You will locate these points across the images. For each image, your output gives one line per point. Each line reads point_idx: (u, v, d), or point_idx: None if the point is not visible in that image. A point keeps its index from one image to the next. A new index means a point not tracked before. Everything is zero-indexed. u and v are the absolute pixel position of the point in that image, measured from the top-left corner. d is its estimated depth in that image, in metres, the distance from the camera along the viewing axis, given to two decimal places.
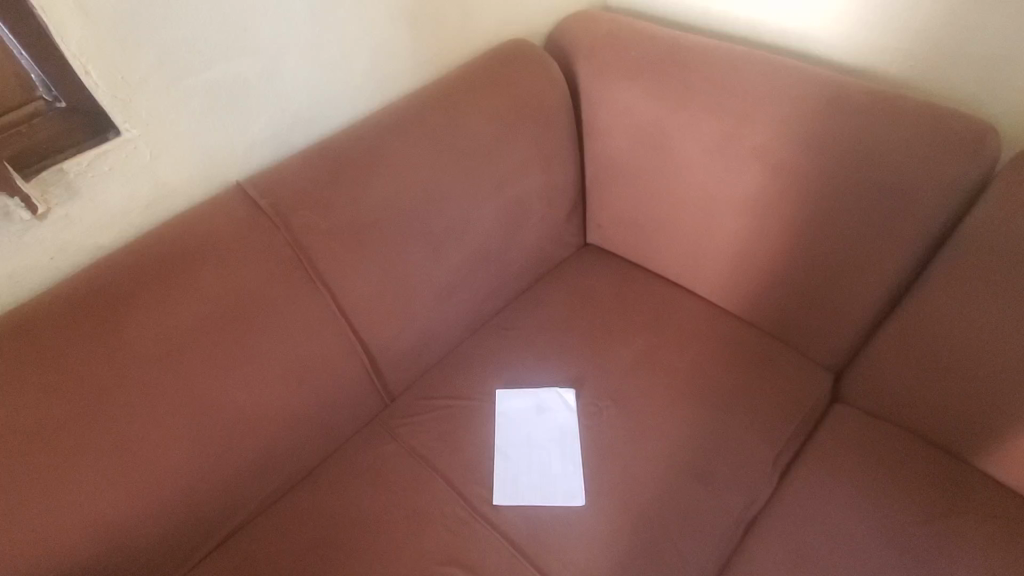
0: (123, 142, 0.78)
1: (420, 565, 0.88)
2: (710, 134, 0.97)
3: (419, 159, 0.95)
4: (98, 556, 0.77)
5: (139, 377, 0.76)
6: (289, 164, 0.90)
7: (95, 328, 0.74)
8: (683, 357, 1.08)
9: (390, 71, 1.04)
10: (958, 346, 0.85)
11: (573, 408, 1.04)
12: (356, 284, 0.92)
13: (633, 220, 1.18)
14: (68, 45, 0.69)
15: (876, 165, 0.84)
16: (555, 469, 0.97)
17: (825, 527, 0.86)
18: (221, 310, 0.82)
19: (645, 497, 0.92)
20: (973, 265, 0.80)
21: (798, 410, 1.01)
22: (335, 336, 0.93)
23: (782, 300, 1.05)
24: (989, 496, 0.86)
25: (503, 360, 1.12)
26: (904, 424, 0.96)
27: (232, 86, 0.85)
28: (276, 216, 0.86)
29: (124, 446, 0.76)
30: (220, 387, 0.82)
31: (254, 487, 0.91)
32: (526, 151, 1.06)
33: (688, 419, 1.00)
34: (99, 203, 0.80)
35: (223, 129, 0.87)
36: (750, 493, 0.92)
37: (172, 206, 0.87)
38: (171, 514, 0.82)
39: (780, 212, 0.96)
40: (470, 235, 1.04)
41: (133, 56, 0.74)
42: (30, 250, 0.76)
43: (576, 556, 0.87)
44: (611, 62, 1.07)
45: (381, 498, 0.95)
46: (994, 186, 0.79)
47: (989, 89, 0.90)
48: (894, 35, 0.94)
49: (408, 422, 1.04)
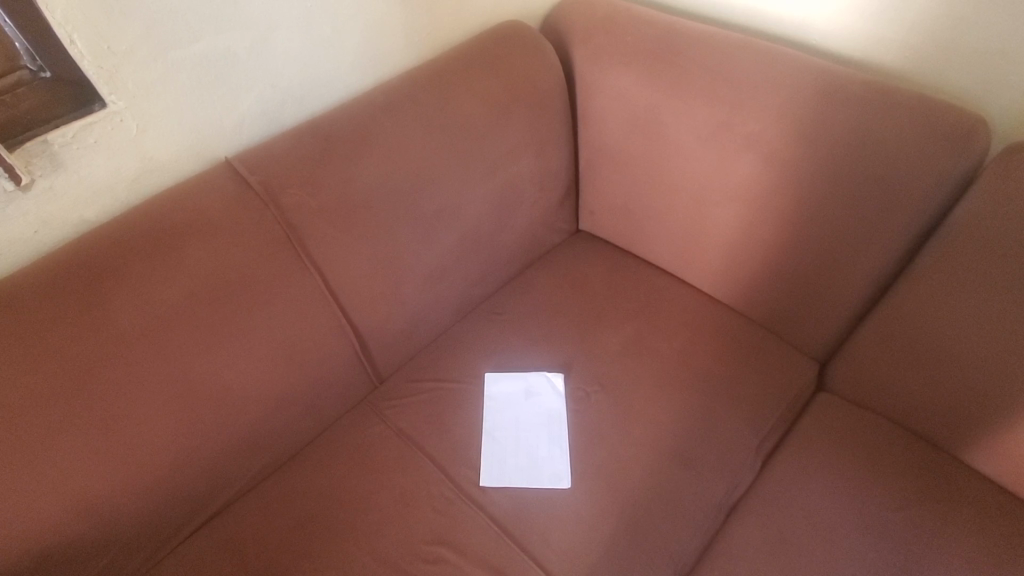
0: (110, 113, 0.77)
1: (405, 544, 0.88)
2: (702, 119, 0.97)
3: (409, 140, 0.95)
4: (84, 530, 0.77)
5: (123, 349, 0.76)
6: (279, 140, 0.90)
7: (77, 301, 0.74)
8: (672, 343, 1.09)
9: (384, 49, 1.03)
10: (944, 337, 0.84)
11: (561, 393, 1.04)
12: (345, 265, 0.92)
13: (626, 206, 1.18)
14: (54, 13, 0.68)
15: (866, 151, 0.84)
16: (543, 452, 0.97)
17: (809, 512, 0.87)
18: (206, 289, 0.81)
19: (632, 482, 0.92)
20: (962, 257, 0.80)
21: (784, 398, 1.01)
22: (324, 316, 0.93)
23: (771, 289, 1.05)
24: (970, 488, 0.87)
25: (493, 344, 1.12)
26: (886, 413, 0.96)
27: (220, 60, 0.84)
28: (264, 192, 0.86)
29: (109, 420, 0.76)
30: (205, 364, 0.82)
31: (239, 465, 0.92)
32: (518, 132, 1.06)
33: (675, 405, 1.00)
34: (84, 176, 0.79)
35: (211, 103, 0.86)
36: (734, 478, 0.93)
37: (161, 180, 0.87)
38: (155, 489, 0.82)
39: (771, 200, 0.95)
40: (462, 217, 1.03)
41: (118, 26, 0.73)
42: (15, 221, 0.76)
43: (560, 538, 0.87)
44: (607, 45, 1.06)
45: (367, 480, 0.95)
46: (984, 177, 0.79)
47: (984, 82, 0.89)
48: (891, 25, 0.93)
49: (395, 403, 1.05)
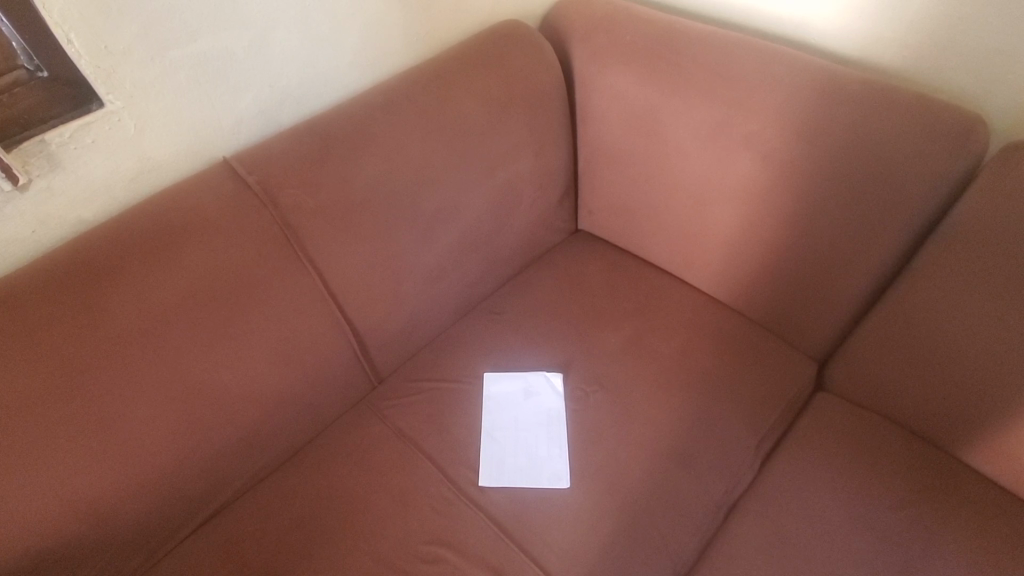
0: (107, 113, 0.77)
1: (404, 544, 0.88)
2: (700, 119, 0.97)
3: (407, 139, 0.94)
4: (82, 530, 0.77)
5: (120, 349, 0.76)
6: (277, 140, 0.90)
7: (74, 302, 0.74)
8: (670, 343, 1.09)
9: (382, 48, 1.03)
10: (943, 337, 0.84)
11: (560, 393, 1.04)
12: (343, 264, 0.92)
13: (625, 205, 1.18)
14: (51, 13, 0.68)
15: (865, 150, 0.84)
16: (541, 452, 0.97)
17: (807, 512, 0.87)
18: (204, 289, 0.81)
19: (631, 481, 0.92)
20: (961, 256, 0.80)
21: (782, 397, 1.01)
22: (322, 316, 0.93)
23: (770, 288, 1.04)
24: (969, 487, 0.87)
25: (491, 344, 1.12)
26: (885, 413, 0.96)
27: (218, 60, 0.84)
28: (262, 192, 0.86)
29: (108, 420, 0.76)
30: (203, 364, 0.82)
31: (238, 465, 0.91)
32: (517, 132, 1.06)
33: (673, 404, 1.00)
34: (82, 176, 0.79)
35: (209, 102, 0.86)
36: (733, 478, 0.93)
37: (159, 180, 0.87)
38: (153, 490, 0.82)
39: (770, 199, 0.95)
40: (460, 216, 1.03)
41: (116, 26, 0.73)
42: (12, 221, 0.75)
43: (559, 538, 0.87)
44: (605, 44, 1.06)
45: (366, 480, 0.95)
46: (982, 176, 0.79)
47: (983, 81, 0.89)
48: (889, 25, 0.93)
49: (394, 403, 1.05)
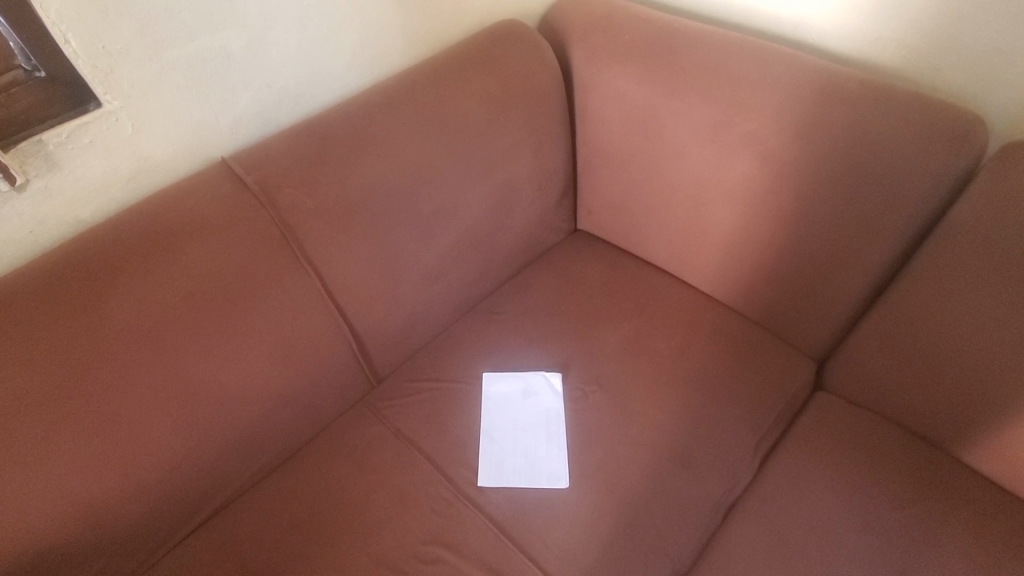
0: (105, 113, 0.77)
1: (403, 544, 0.88)
2: (699, 118, 0.97)
3: (406, 139, 0.94)
4: (80, 531, 0.77)
5: (118, 349, 0.76)
6: (275, 140, 0.90)
7: (72, 302, 0.74)
8: (670, 342, 1.09)
9: (381, 48, 1.03)
10: (942, 337, 0.84)
11: (559, 393, 1.04)
12: (342, 264, 0.92)
13: (624, 205, 1.18)
14: (48, 13, 0.68)
15: (864, 150, 0.84)
16: (540, 452, 0.97)
17: (806, 511, 0.87)
18: (202, 289, 0.81)
19: (630, 481, 0.92)
20: (960, 256, 0.80)
21: (782, 397, 1.01)
22: (321, 316, 0.93)
23: (769, 288, 1.04)
24: (968, 487, 0.87)
25: (490, 343, 1.12)
26: (884, 412, 0.96)
27: (216, 59, 0.84)
28: (261, 192, 0.86)
29: (106, 420, 0.76)
30: (202, 364, 0.82)
31: (236, 465, 0.91)
32: (516, 132, 1.06)
33: (672, 404, 1.00)
34: (80, 176, 0.79)
35: (207, 102, 0.86)
36: (732, 477, 0.93)
37: (157, 180, 0.87)
38: (151, 490, 0.82)
39: (769, 199, 0.95)
40: (459, 216, 1.03)
41: (113, 26, 0.73)
42: (10, 221, 0.75)
43: (558, 538, 0.87)
44: (604, 44, 1.06)
45: (365, 480, 0.95)
46: (981, 176, 0.79)
47: (982, 80, 0.89)
48: (888, 24, 0.93)
49: (393, 403, 1.05)
